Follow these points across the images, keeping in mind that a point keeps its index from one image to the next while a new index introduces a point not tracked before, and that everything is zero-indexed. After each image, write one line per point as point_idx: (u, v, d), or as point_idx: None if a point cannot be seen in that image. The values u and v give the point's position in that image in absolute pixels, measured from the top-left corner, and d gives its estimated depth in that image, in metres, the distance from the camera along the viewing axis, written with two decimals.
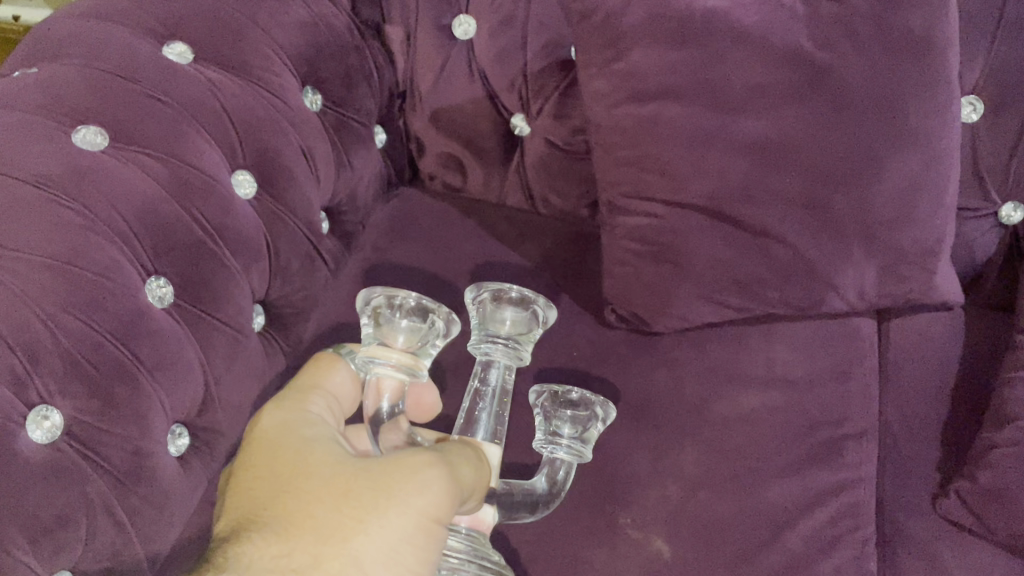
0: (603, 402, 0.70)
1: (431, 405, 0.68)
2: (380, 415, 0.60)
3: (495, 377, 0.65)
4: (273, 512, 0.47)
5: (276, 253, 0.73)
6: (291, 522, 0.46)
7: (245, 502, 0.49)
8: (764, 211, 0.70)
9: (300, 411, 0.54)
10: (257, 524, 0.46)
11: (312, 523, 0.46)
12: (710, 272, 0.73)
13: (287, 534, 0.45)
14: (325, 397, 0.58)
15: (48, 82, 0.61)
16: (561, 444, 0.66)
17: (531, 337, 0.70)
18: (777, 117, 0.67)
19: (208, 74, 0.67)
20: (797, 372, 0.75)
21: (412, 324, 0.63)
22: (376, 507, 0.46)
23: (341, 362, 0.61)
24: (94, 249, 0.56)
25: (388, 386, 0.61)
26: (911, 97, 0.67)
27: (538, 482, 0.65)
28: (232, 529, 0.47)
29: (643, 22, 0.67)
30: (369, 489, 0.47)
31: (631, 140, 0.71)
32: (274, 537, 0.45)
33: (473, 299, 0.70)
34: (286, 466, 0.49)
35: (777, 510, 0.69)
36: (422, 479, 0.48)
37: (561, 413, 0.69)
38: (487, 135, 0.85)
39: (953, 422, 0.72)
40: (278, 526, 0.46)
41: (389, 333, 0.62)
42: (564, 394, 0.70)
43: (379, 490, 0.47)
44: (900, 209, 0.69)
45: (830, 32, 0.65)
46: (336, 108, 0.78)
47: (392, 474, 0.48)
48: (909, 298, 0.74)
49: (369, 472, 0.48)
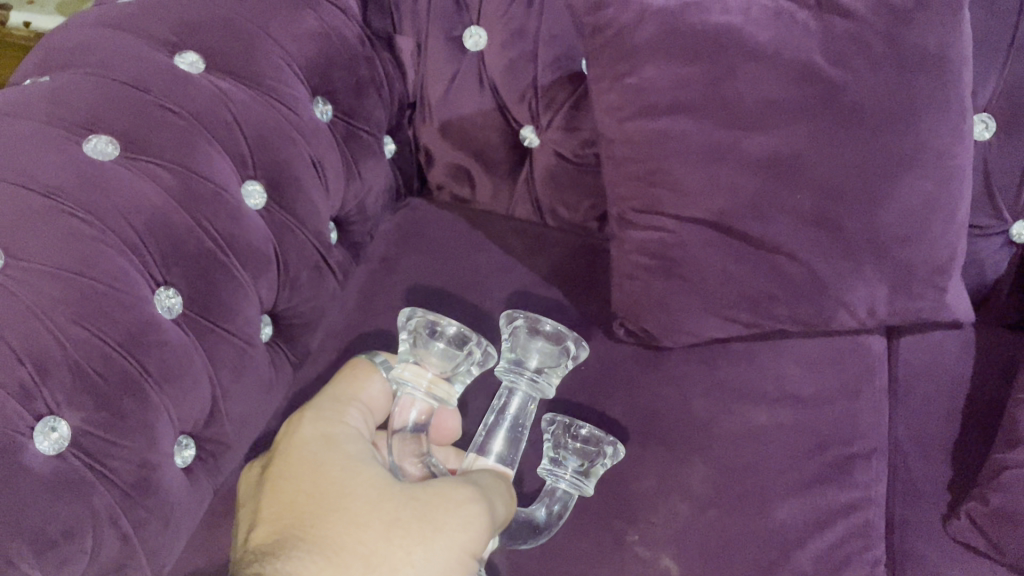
0: (613, 441, 0.69)
1: (452, 430, 0.69)
2: (405, 430, 0.62)
3: (514, 406, 0.67)
4: (321, 531, 0.49)
5: (285, 265, 0.73)
6: (341, 545, 0.48)
7: (288, 515, 0.51)
8: (775, 228, 0.69)
9: (340, 426, 0.57)
10: (305, 543, 0.49)
11: (362, 548, 0.48)
12: (721, 288, 0.73)
13: (337, 557, 0.48)
14: (361, 409, 0.60)
15: (60, 91, 0.61)
16: (563, 478, 0.67)
17: (559, 371, 0.70)
18: (789, 134, 0.67)
19: (220, 84, 0.67)
20: (806, 389, 0.74)
21: (448, 351, 0.65)
22: (424, 539, 0.49)
23: (377, 373, 0.63)
24: (105, 261, 0.56)
25: (418, 405, 0.63)
26: (925, 115, 0.66)
27: (536, 512, 0.67)
28: (277, 541, 0.50)
29: (655, 37, 0.67)
30: (416, 520, 0.50)
31: (643, 154, 0.71)
32: (324, 560, 0.48)
33: (507, 323, 0.70)
34: (332, 486, 0.52)
35: (786, 529, 0.69)
36: (463, 517, 0.51)
37: (570, 447, 0.69)
38: (496, 146, 0.84)
39: (964, 441, 0.71)
40: (327, 547, 0.48)
41: (426, 357, 0.65)
42: (574, 425, 0.69)
43: (425, 522, 0.50)
44: (912, 227, 0.69)
45: (844, 48, 0.65)
46: (346, 118, 0.78)
47: (438, 509, 0.51)
48: (920, 316, 0.73)
49: (415, 503, 0.51)
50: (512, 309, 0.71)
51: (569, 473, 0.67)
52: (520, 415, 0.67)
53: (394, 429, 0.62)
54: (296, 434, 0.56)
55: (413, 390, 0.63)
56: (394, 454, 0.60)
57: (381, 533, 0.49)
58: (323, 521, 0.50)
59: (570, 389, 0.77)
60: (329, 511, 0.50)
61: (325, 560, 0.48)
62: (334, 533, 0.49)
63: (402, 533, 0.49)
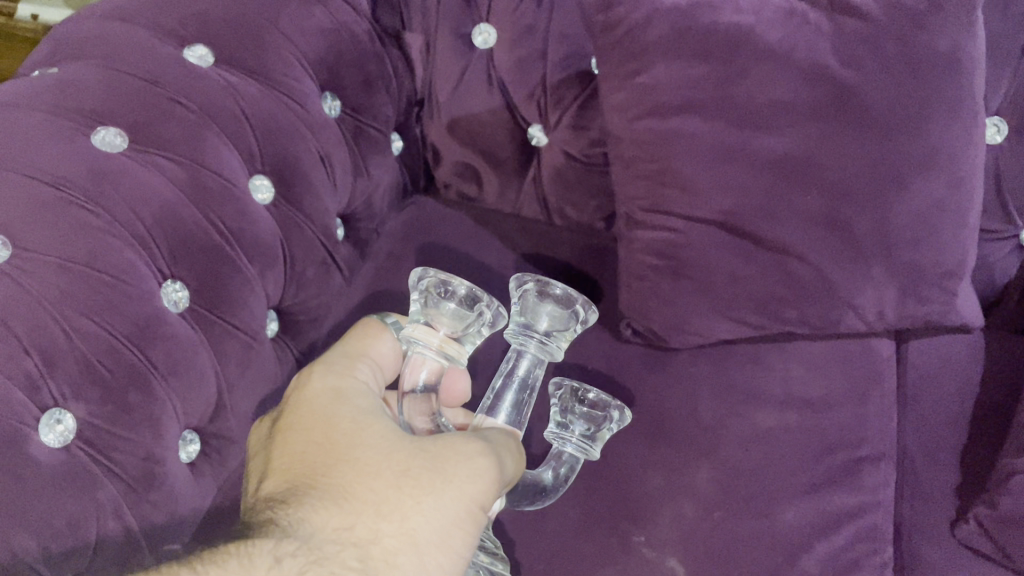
0: (621, 406, 0.68)
1: (461, 392, 0.68)
2: (416, 391, 0.62)
3: (523, 369, 0.67)
4: (332, 479, 0.50)
5: (293, 261, 0.72)
6: (351, 494, 0.49)
7: (297, 465, 0.51)
8: (784, 229, 0.69)
9: (350, 379, 0.57)
10: (316, 492, 0.49)
11: (373, 496, 0.49)
12: (730, 289, 0.72)
13: (348, 505, 0.48)
14: (371, 366, 0.60)
15: (70, 83, 0.61)
16: (569, 439, 0.67)
17: (568, 335, 0.69)
18: (800, 134, 0.66)
19: (229, 78, 0.67)
20: (815, 392, 0.74)
21: (459, 311, 0.63)
22: (434, 489, 0.50)
23: (387, 333, 0.62)
24: (113, 252, 0.56)
25: (429, 365, 0.63)
26: (936, 117, 0.66)
27: (543, 474, 0.67)
28: (288, 489, 0.50)
29: (667, 36, 0.66)
30: (425, 470, 0.51)
31: (651, 153, 0.70)
32: (336, 509, 0.48)
33: (517, 287, 0.68)
34: (342, 437, 0.52)
35: (793, 532, 0.68)
36: (473, 468, 0.52)
37: (576, 412, 0.68)
38: (503, 145, 0.84)
39: (973, 447, 0.71)
40: (338, 495, 0.49)
41: (437, 317, 0.63)
42: (581, 390, 0.68)
43: (434, 473, 0.51)
44: (922, 230, 0.69)
45: (857, 49, 0.65)
46: (354, 115, 0.78)
47: (447, 459, 0.52)
48: (929, 320, 0.73)
49: (424, 455, 0.51)
50: (521, 271, 0.70)
51: (577, 437, 0.67)
52: (529, 379, 0.66)
53: (405, 390, 0.62)
54: (306, 387, 0.56)
55: (426, 351, 0.62)
56: (404, 413, 0.61)
57: (392, 483, 0.49)
58: (334, 469, 0.50)
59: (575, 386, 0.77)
60: (340, 461, 0.51)
61: (336, 508, 0.48)
62: (345, 481, 0.49)
63: (411, 482, 0.50)
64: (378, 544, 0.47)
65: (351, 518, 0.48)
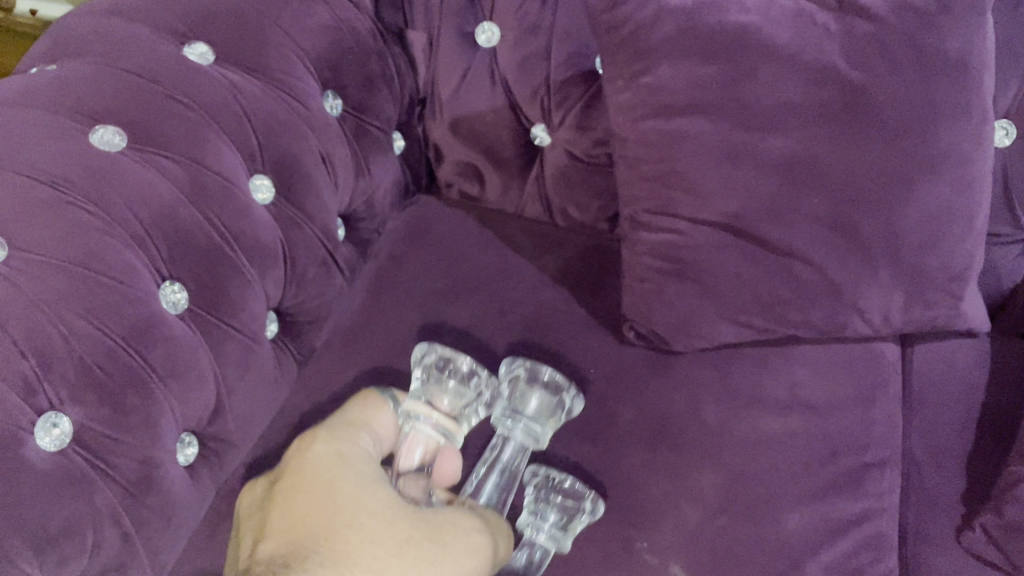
0: (593, 497, 0.67)
1: (452, 473, 0.68)
2: (410, 469, 0.65)
3: (508, 454, 0.70)
4: (341, 539, 0.51)
5: (293, 262, 0.72)
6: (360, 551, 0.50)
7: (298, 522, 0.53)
8: (790, 232, 0.68)
9: (352, 446, 0.59)
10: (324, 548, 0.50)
11: (382, 561, 0.51)
12: (735, 292, 0.72)
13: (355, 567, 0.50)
14: (371, 436, 0.62)
15: (68, 81, 0.60)
16: (546, 522, 0.66)
17: (554, 423, 0.71)
18: (807, 136, 0.66)
19: (229, 76, 0.66)
20: (819, 397, 0.74)
21: (457, 390, 0.69)
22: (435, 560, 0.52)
23: (387, 406, 0.66)
24: (112, 253, 0.55)
25: (426, 443, 0.66)
26: (944, 121, 0.65)
27: (514, 561, 0.66)
28: (290, 546, 0.51)
29: (672, 36, 0.66)
30: (427, 539, 0.53)
31: (656, 154, 0.70)
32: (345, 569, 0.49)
33: (507, 370, 0.72)
34: (348, 499, 0.54)
35: (796, 539, 0.67)
36: (466, 544, 0.55)
37: (552, 504, 0.67)
38: (507, 145, 0.83)
39: (979, 453, 0.70)
40: (345, 553, 0.50)
41: (436, 394, 0.69)
42: (557, 480, 0.68)
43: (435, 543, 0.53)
44: (930, 233, 0.68)
45: (865, 51, 0.64)
46: (356, 114, 0.77)
47: (444, 533, 0.54)
48: (935, 324, 0.73)
49: (424, 526, 0.54)
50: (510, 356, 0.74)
51: (549, 526, 0.66)
52: (514, 465, 0.69)
53: (401, 467, 0.65)
54: (308, 450, 0.57)
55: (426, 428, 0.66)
56: (399, 486, 0.63)
57: (392, 549, 0.51)
58: (341, 529, 0.51)
59: (573, 427, 0.73)
60: (345, 520, 0.52)
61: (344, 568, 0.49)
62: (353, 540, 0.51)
63: (415, 551, 0.52)
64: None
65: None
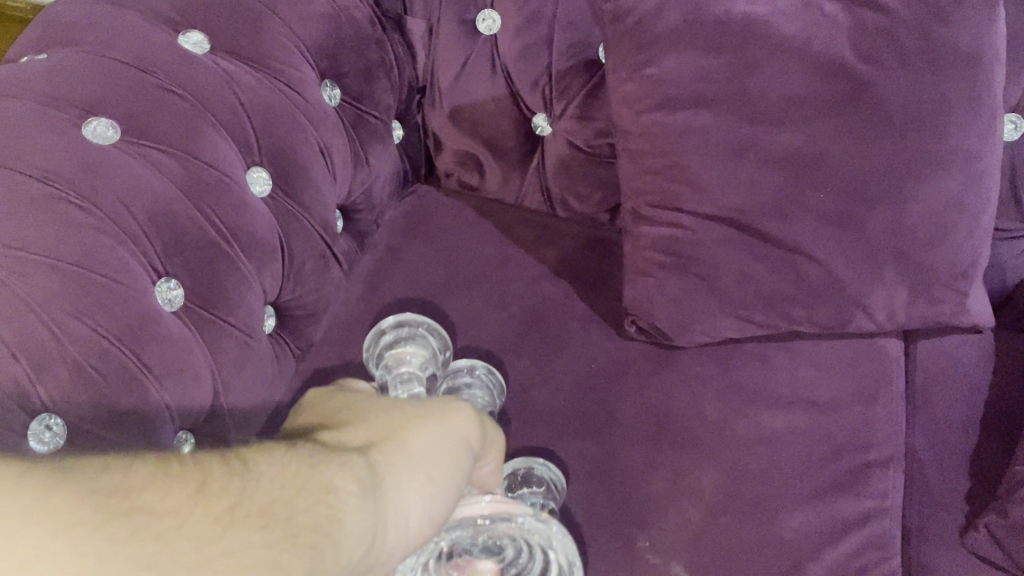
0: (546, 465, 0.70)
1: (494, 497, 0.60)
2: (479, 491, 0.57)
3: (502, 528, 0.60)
4: (179, 521, 0.39)
5: (291, 255, 0.71)
6: (229, 522, 0.41)
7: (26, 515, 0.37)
8: (796, 228, 0.67)
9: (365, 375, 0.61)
10: (159, 479, 0.41)
11: (261, 554, 0.40)
12: (739, 288, 0.71)
13: (207, 534, 0.40)
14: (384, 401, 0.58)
15: (58, 71, 0.58)
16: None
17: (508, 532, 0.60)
18: (814, 131, 0.64)
19: (225, 65, 0.65)
20: (822, 394, 0.73)
21: (426, 343, 0.73)
22: (398, 499, 0.48)
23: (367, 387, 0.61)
24: (106, 252, 0.54)
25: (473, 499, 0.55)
26: (953, 117, 0.64)
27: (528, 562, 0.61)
28: (101, 469, 0.41)
29: (677, 27, 0.64)
30: (391, 471, 0.49)
31: (660, 147, 0.68)
32: (205, 521, 0.40)
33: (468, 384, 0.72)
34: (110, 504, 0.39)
35: (796, 542, 0.67)
36: (444, 490, 0.50)
37: (530, 565, 0.62)
38: (508, 134, 0.82)
39: (982, 451, 0.70)
40: (217, 513, 0.41)
41: (403, 353, 0.71)
42: (529, 474, 0.69)
43: (408, 468, 0.50)
44: (936, 230, 0.67)
45: (875, 43, 0.62)
46: (354, 103, 0.75)
47: (431, 458, 0.51)
48: (940, 320, 0.72)
49: (425, 476, 0.50)
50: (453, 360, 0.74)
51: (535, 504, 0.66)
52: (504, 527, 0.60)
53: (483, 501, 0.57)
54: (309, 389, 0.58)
55: (413, 356, 0.70)
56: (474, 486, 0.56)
57: (295, 484, 0.44)
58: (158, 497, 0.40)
59: (574, 426, 0.73)
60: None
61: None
62: (258, 484, 0.43)
63: (361, 479, 0.47)
64: (231, 557, 0.39)
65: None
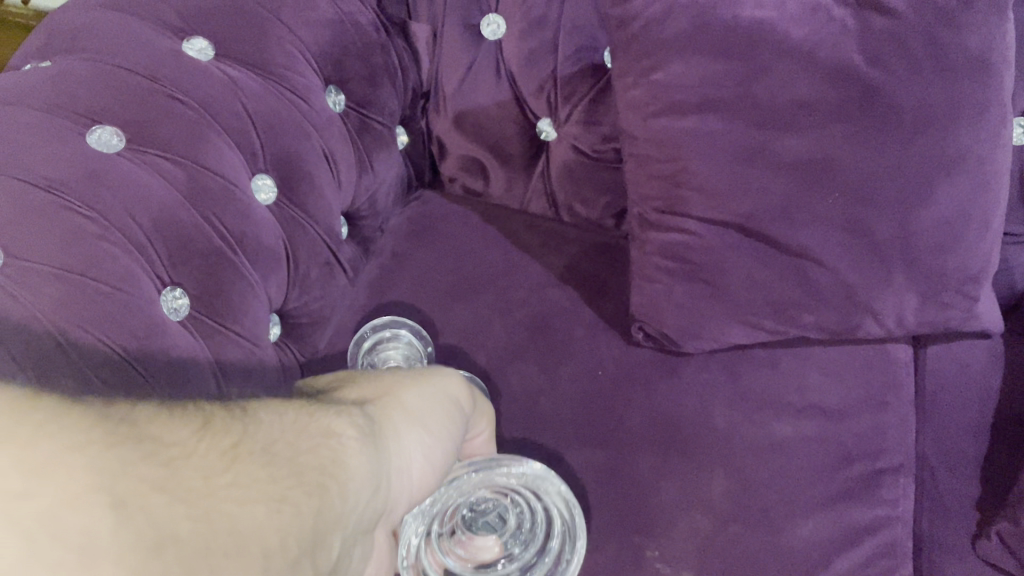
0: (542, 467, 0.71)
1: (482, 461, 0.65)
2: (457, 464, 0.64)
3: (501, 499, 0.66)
4: (190, 451, 0.39)
5: (297, 263, 0.70)
6: (233, 459, 0.40)
7: (38, 428, 0.35)
8: (806, 233, 0.67)
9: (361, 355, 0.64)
10: (164, 417, 0.39)
11: (270, 488, 0.40)
12: (747, 294, 0.70)
13: (216, 465, 0.39)
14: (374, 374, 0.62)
15: (62, 78, 0.58)
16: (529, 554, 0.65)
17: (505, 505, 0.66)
18: (824, 135, 0.64)
19: (229, 71, 0.64)
20: (830, 401, 0.73)
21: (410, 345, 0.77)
22: (399, 448, 0.50)
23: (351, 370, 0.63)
24: (109, 260, 0.54)
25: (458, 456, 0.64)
26: (963, 121, 0.64)
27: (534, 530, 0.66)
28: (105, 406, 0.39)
29: (684, 32, 0.64)
30: (390, 423, 0.51)
31: (666, 152, 0.68)
32: (210, 455, 0.39)
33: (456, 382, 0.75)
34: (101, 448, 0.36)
35: (806, 547, 0.67)
36: (439, 441, 0.54)
37: (532, 533, 0.66)
38: (513, 139, 0.81)
39: (992, 460, 0.70)
40: (223, 448, 0.40)
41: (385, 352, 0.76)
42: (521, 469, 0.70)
43: (404, 420, 0.52)
44: (946, 236, 0.67)
45: (885, 47, 0.62)
46: (359, 109, 0.75)
47: (428, 411, 0.54)
48: (949, 326, 0.71)
49: (423, 427, 0.54)
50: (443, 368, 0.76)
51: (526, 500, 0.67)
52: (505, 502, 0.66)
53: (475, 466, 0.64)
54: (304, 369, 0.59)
55: (395, 355, 0.75)
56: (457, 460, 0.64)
57: (295, 428, 0.44)
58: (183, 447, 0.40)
59: (582, 432, 0.73)
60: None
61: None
62: (259, 428, 0.43)
63: (361, 427, 0.48)
64: (237, 490, 0.39)
65: (163, 532, 0.35)
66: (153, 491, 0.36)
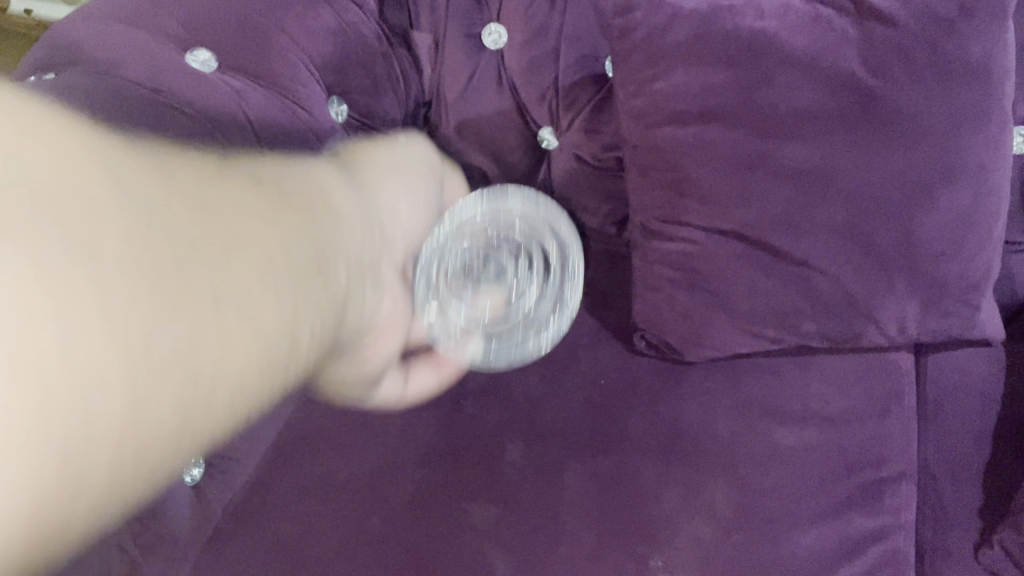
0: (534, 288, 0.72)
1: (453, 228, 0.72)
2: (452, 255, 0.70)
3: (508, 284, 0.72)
4: (195, 184, 0.41)
5: None
6: (231, 177, 0.45)
7: (70, 170, 0.37)
8: (808, 242, 0.67)
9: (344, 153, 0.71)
10: (174, 160, 0.44)
11: (266, 208, 0.45)
12: (749, 303, 0.70)
13: (209, 179, 0.44)
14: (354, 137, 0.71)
15: (65, 90, 0.57)
16: (531, 342, 0.74)
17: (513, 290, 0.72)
18: (825, 144, 0.64)
19: (231, 82, 0.65)
20: (833, 409, 0.73)
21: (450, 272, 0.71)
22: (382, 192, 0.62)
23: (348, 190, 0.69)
24: None
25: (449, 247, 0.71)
26: (963, 128, 0.64)
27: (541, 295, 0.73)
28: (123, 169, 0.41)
29: (685, 42, 0.64)
30: (370, 176, 0.63)
31: (667, 162, 0.68)
32: (220, 180, 0.45)
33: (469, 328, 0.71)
34: (105, 210, 0.36)
35: (807, 556, 0.68)
36: (420, 185, 0.68)
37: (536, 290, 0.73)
38: (514, 148, 0.82)
39: (993, 466, 0.69)
40: (212, 168, 0.46)
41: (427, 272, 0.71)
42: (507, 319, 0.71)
43: (389, 176, 0.65)
44: (948, 244, 0.67)
45: (886, 57, 0.62)
46: (361, 121, 0.76)
47: (407, 176, 0.67)
48: (952, 334, 0.71)
49: (404, 184, 0.66)
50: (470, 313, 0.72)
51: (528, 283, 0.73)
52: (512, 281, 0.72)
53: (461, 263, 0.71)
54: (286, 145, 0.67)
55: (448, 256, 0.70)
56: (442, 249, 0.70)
57: (283, 169, 0.51)
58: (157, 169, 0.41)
59: (584, 440, 0.73)
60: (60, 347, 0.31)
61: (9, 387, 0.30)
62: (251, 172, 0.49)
63: (346, 177, 0.59)
64: (233, 203, 0.43)
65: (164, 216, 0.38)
66: (165, 227, 0.38)
